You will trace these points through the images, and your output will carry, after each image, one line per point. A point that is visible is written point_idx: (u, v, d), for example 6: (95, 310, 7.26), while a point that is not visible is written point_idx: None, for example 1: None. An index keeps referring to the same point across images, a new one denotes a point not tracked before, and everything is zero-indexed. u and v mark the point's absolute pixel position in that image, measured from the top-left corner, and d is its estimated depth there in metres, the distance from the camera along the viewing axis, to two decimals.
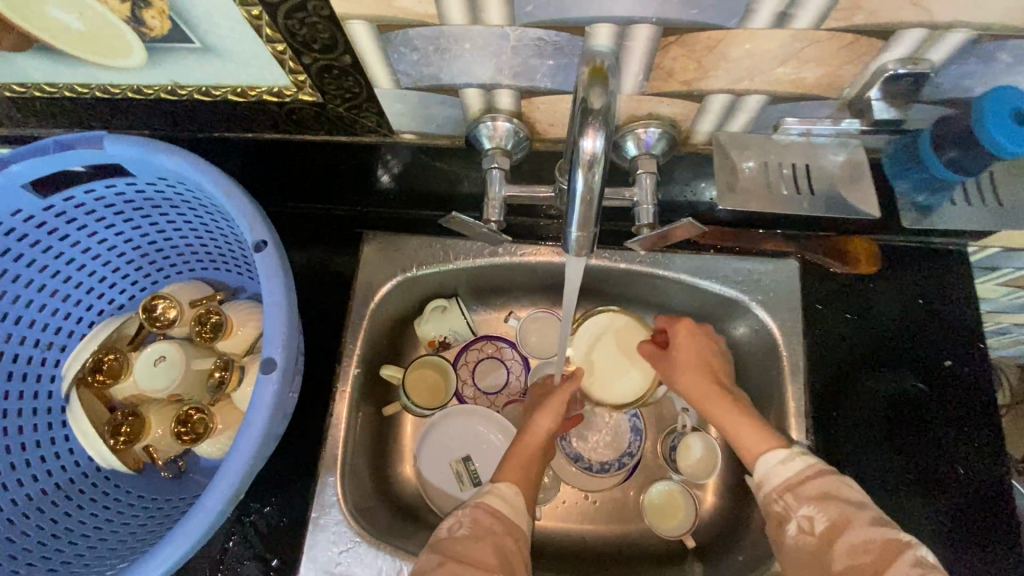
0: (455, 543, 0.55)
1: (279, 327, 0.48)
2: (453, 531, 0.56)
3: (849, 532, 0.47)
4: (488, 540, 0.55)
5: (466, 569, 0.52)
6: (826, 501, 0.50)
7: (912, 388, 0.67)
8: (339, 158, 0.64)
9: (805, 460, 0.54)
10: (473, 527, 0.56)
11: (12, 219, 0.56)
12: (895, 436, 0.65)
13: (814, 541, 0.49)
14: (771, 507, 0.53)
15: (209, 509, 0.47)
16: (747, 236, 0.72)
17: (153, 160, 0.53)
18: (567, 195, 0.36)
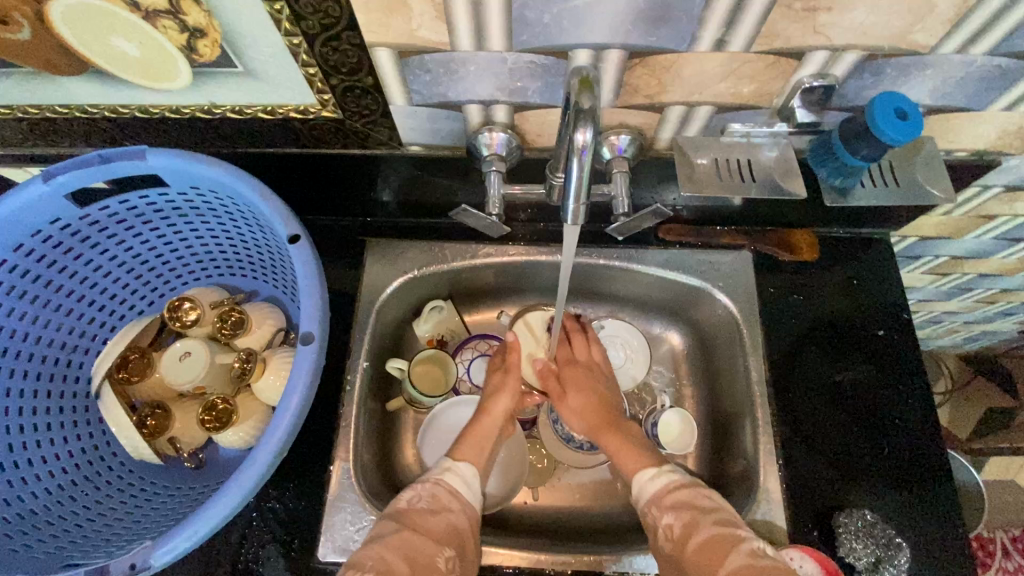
0: (415, 513, 0.60)
1: (314, 304, 0.54)
2: (413, 503, 0.61)
3: (697, 533, 0.56)
4: (443, 515, 0.61)
5: (421, 540, 0.57)
6: (685, 510, 0.59)
7: (853, 354, 0.77)
8: (350, 171, 0.72)
9: (671, 475, 0.63)
10: (431, 501, 0.62)
11: (51, 226, 0.61)
12: (841, 396, 0.75)
13: (672, 545, 0.57)
14: (646, 518, 0.61)
15: (259, 463, 0.50)
16: (708, 230, 0.83)
17: (189, 169, 0.60)
18: (566, 178, 0.45)
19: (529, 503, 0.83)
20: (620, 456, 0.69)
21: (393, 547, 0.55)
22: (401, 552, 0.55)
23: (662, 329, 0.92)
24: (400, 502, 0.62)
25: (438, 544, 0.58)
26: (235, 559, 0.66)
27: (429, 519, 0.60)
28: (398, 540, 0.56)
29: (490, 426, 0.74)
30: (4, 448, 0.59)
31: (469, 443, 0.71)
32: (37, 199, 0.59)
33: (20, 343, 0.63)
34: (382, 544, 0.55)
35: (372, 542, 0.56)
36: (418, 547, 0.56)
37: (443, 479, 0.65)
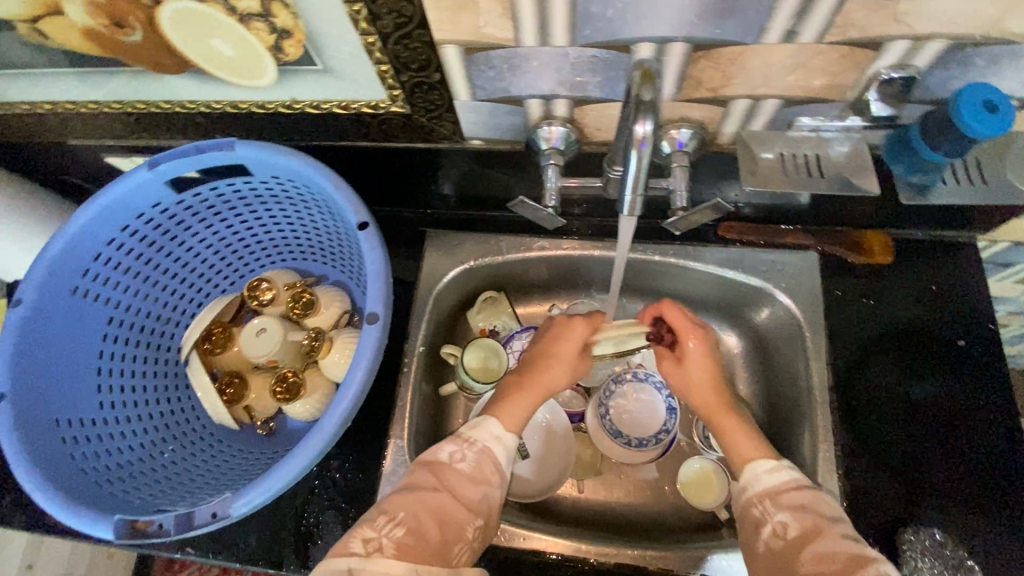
0: (456, 475, 0.59)
1: (379, 285, 0.57)
2: (455, 461, 0.60)
3: (813, 543, 0.52)
4: (483, 485, 0.60)
5: (456, 508, 0.57)
6: (805, 513, 0.55)
7: (928, 364, 0.73)
8: (414, 163, 0.75)
9: (788, 474, 0.59)
10: (474, 469, 0.60)
11: (152, 209, 0.69)
12: (912, 406, 0.71)
13: (782, 545, 0.54)
14: (749, 510, 0.58)
15: (324, 430, 0.53)
16: (774, 229, 0.80)
17: (271, 159, 0.65)
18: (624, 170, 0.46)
19: (574, 494, 0.84)
20: (736, 444, 0.66)
21: (428, 505, 0.55)
22: (432, 514, 0.55)
23: (717, 329, 0.89)
24: (441, 454, 0.61)
25: (471, 513, 0.58)
26: (297, 522, 0.71)
27: (468, 483, 0.59)
28: (431, 499, 0.56)
29: (532, 393, 0.70)
30: (109, 405, 0.67)
31: (512, 404, 0.68)
32: (142, 184, 0.66)
33: (123, 312, 0.71)
34: (421, 500, 0.56)
35: (414, 493, 0.56)
36: (451, 514, 0.56)
37: (486, 442, 0.63)
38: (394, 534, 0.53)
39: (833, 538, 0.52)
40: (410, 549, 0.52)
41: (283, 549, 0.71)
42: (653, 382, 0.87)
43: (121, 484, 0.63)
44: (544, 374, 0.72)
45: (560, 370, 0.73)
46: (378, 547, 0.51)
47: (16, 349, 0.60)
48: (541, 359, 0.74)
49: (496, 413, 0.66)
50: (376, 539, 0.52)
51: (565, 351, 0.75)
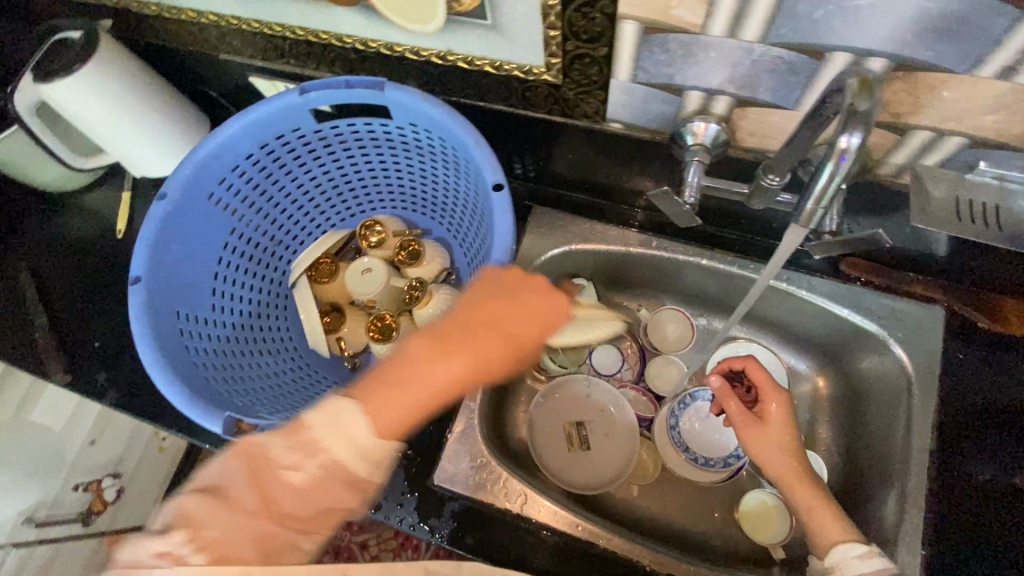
0: (282, 491, 0.49)
1: (507, 249, 0.57)
2: (283, 472, 0.49)
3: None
4: (329, 506, 0.50)
5: (280, 531, 0.49)
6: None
7: None
8: (545, 134, 0.75)
9: (878, 562, 0.59)
10: (314, 488, 0.49)
11: (291, 133, 0.71)
12: None
13: None
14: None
15: (432, 378, 0.54)
16: (900, 274, 0.76)
17: (417, 105, 0.65)
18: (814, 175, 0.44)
19: (625, 496, 0.84)
20: (818, 519, 0.64)
21: (234, 524, 0.47)
22: (251, 541, 0.47)
23: (809, 368, 0.87)
24: (269, 449, 0.50)
25: (302, 532, 0.50)
26: None
27: (298, 501, 0.49)
28: (235, 514, 0.48)
29: (411, 381, 0.53)
30: (219, 309, 0.71)
31: (427, 378, 0.54)
32: (290, 107, 0.68)
33: (244, 226, 0.74)
34: (231, 514, 0.48)
35: (218, 505, 0.48)
36: (277, 536, 0.49)
37: (333, 452, 0.49)
38: (194, 557, 0.46)
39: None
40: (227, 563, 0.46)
41: None
42: None
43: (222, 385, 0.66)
44: (471, 346, 0.55)
45: (494, 345, 0.56)
46: (174, 560, 0.46)
47: (154, 240, 0.64)
48: (474, 329, 0.56)
49: (365, 410, 0.51)
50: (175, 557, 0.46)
51: (513, 326, 0.57)
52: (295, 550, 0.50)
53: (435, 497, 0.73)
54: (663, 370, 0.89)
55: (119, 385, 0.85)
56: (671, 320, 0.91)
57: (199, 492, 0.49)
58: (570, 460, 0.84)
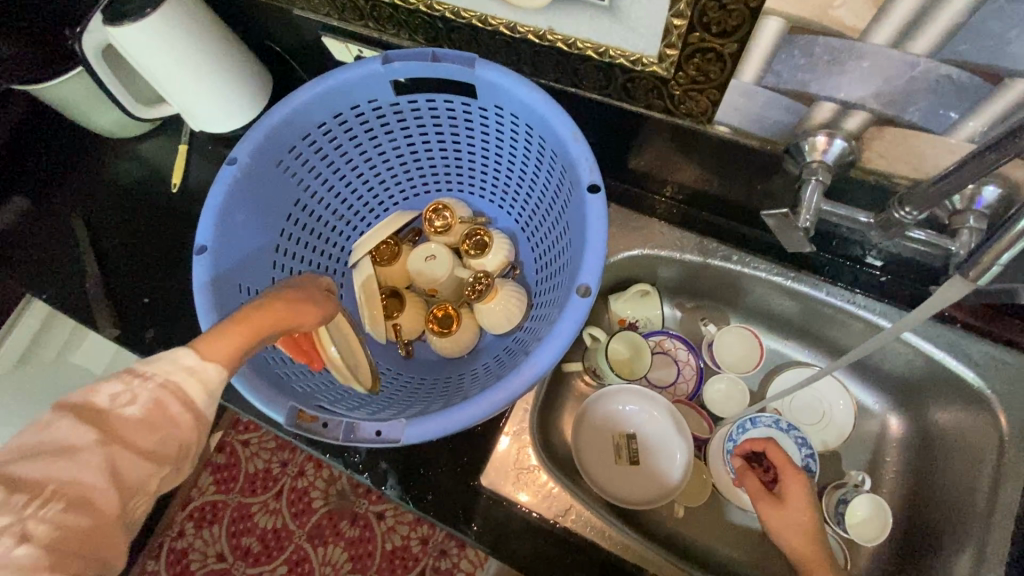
0: (120, 422, 0.37)
1: (599, 259, 0.53)
2: (121, 406, 0.38)
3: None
4: (174, 425, 0.39)
5: (131, 462, 0.37)
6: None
7: None
8: (635, 131, 0.69)
9: None
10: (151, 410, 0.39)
11: (367, 104, 0.67)
12: None
13: None
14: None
15: (510, 389, 0.50)
16: (1009, 322, 0.69)
17: (509, 87, 0.60)
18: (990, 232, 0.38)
19: (669, 515, 0.80)
20: None
21: (88, 472, 0.35)
22: (100, 474, 0.36)
23: (880, 406, 0.82)
24: (97, 395, 0.38)
25: (155, 466, 0.38)
26: (410, 449, 0.72)
27: (147, 433, 0.38)
28: (79, 466, 0.35)
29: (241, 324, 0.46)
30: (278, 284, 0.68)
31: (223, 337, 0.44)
32: (370, 77, 0.64)
33: (309, 198, 0.71)
34: (77, 460, 0.35)
35: (50, 459, 0.35)
36: (128, 470, 0.37)
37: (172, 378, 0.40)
38: (48, 515, 0.34)
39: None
40: (69, 539, 0.34)
41: (390, 469, 0.72)
42: (796, 438, 0.80)
43: None
44: (296, 302, 0.52)
45: (309, 299, 0.53)
46: (15, 540, 0.33)
47: (222, 207, 0.61)
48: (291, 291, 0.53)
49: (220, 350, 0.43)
50: (14, 529, 0.33)
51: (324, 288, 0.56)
52: (144, 499, 0.39)
53: (479, 498, 0.70)
54: (720, 390, 0.85)
55: (165, 344, 0.83)
56: (735, 337, 0.85)
57: (32, 454, 0.35)
58: (617, 474, 0.81)
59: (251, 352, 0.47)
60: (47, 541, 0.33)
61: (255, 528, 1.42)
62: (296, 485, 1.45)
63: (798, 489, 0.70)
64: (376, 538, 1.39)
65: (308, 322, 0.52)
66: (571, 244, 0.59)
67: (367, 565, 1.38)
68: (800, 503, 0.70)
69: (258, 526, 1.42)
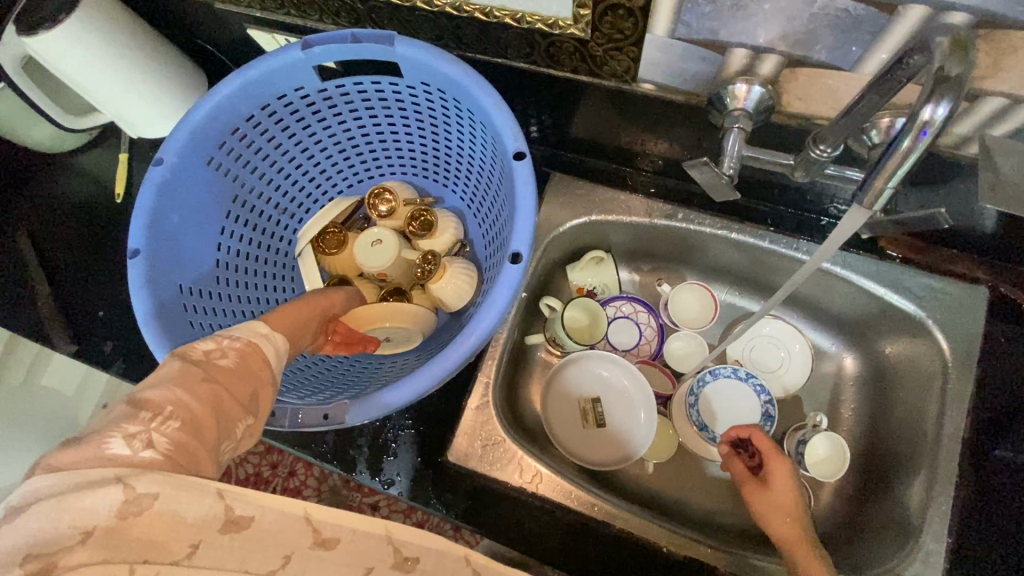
0: (220, 367, 0.41)
1: (528, 226, 0.53)
2: (215, 356, 0.41)
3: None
4: (259, 377, 0.43)
5: (230, 403, 0.40)
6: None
7: None
8: (566, 95, 0.69)
9: None
10: (243, 360, 0.43)
11: (294, 93, 0.67)
12: None
13: None
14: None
15: (449, 362, 0.51)
16: (941, 254, 0.73)
17: (429, 62, 0.60)
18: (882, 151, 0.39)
19: (640, 472, 0.83)
20: None
21: (196, 400, 0.38)
22: (206, 404, 0.38)
23: (834, 346, 0.84)
24: (195, 344, 0.42)
25: (245, 412, 0.41)
26: (377, 433, 0.73)
27: (240, 378, 0.41)
28: (188, 394, 0.38)
29: (299, 308, 0.53)
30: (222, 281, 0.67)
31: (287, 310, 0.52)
32: (291, 64, 0.63)
33: (246, 193, 0.70)
34: (186, 386, 0.38)
35: (166, 386, 0.37)
36: (225, 407, 0.39)
37: (252, 340, 0.45)
38: (167, 430, 0.36)
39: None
40: (180, 458, 0.36)
41: (360, 454, 0.73)
42: (753, 385, 0.82)
43: None
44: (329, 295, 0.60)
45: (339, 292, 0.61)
46: (143, 446, 0.35)
47: (152, 211, 0.60)
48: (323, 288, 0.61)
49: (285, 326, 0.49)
50: (141, 437, 0.35)
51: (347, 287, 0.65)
52: (232, 443, 0.40)
53: (448, 472, 0.72)
54: (681, 347, 0.87)
55: (127, 355, 0.83)
56: (690, 294, 0.87)
57: (155, 383, 0.38)
58: (584, 437, 0.83)
59: (303, 332, 0.52)
60: (165, 450, 0.35)
61: None
62: (288, 485, 1.45)
63: (782, 476, 0.69)
64: None
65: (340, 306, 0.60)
66: (506, 214, 0.60)
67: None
68: (785, 489, 0.69)
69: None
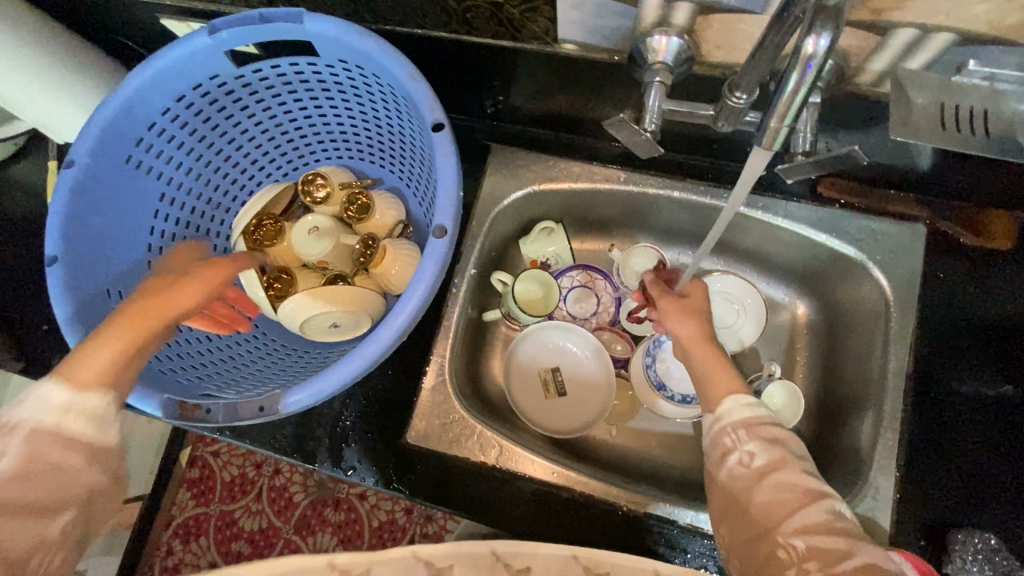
0: (51, 438, 0.45)
1: (451, 198, 0.52)
2: (45, 422, 0.45)
3: (779, 474, 0.49)
4: (94, 442, 0.47)
5: (60, 474, 0.45)
6: (774, 445, 0.51)
7: (1009, 389, 0.67)
8: (491, 62, 0.67)
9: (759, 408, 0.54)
10: (75, 424, 0.46)
11: (209, 81, 0.64)
12: (997, 421, 0.67)
13: (746, 474, 0.50)
14: (720, 438, 0.53)
15: (378, 343, 0.50)
16: (881, 195, 0.73)
17: (341, 37, 0.58)
18: (775, 90, 0.40)
19: (605, 437, 0.84)
20: (713, 376, 0.57)
21: (21, 488, 0.43)
22: (28, 481, 0.43)
23: (787, 296, 0.84)
24: (27, 415, 0.45)
25: (82, 482, 0.46)
26: (335, 422, 0.73)
27: (73, 448, 0.46)
28: (6, 481, 0.43)
29: (122, 330, 0.49)
30: None
31: (155, 344, 0.52)
32: (201, 51, 0.61)
33: (174, 190, 0.68)
34: (15, 477, 0.43)
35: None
36: (54, 480, 0.45)
37: (68, 403, 0.46)
38: None
39: (797, 473, 0.49)
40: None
41: (320, 445, 0.73)
42: None
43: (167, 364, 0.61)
44: (178, 292, 0.52)
45: (192, 286, 0.53)
46: None
47: (69, 215, 0.58)
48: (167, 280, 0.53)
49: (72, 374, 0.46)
50: None
51: (205, 272, 0.54)
52: (75, 505, 0.46)
53: (409, 454, 0.72)
54: (637, 311, 0.87)
55: None
56: (644, 257, 0.86)
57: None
58: (548, 408, 0.83)
59: (134, 361, 0.50)
60: None
61: (242, 532, 1.39)
62: (275, 483, 1.41)
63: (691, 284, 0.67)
64: (362, 517, 1.38)
65: (189, 304, 0.52)
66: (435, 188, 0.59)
67: (359, 544, 1.37)
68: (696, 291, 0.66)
69: (245, 530, 1.39)
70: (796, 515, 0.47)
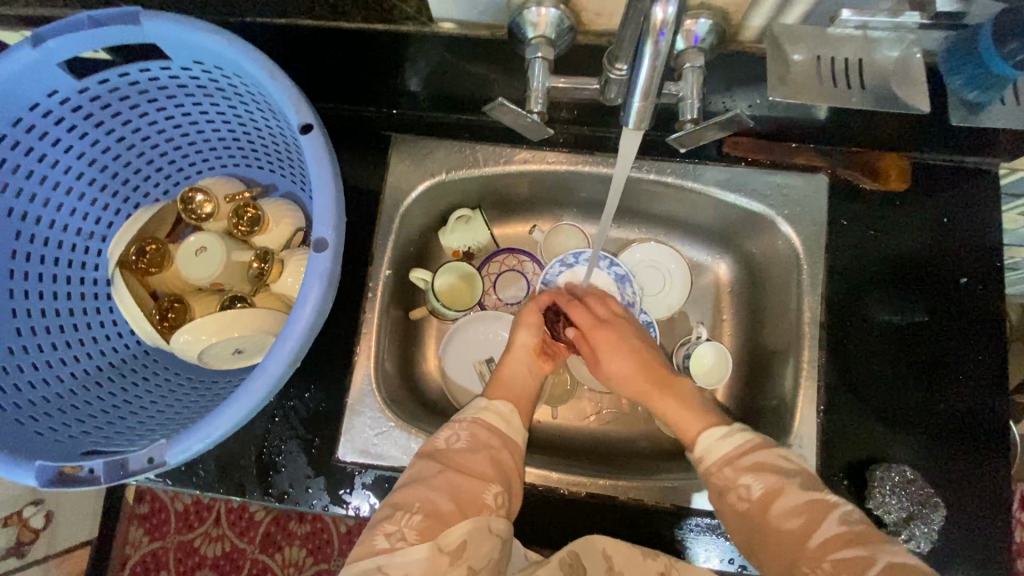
0: None
1: (328, 208, 0.50)
2: None
3: (783, 498, 0.51)
4: None
5: None
6: (770, 473, 0.53)
7: (915, 324, 0.70)
8: (367, 49, 0.61)
9: (743, 436, 0.57)
10: None
11: (48, 99, 0.56)
12: (907, 358, 0.69)
13: (749, 506, 0.52)
14: (714, 480, 0.56)
15: (269, 373, 0.48)
16: (783, 149, 0.73)
17: (192, 39, 0.52)
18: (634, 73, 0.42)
19: (547, 421, 0.82)
20: (677, 418, 0.63)
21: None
22: None
23: (709, 256, 0.84)
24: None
25: None
26: (259, 450, 0.68)
27: None
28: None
29: None
30: (27, 331, 0.59)
31: None
32: (29, 67, 0.53)
33: (33, 227, 0.60)
34: None
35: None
36: None
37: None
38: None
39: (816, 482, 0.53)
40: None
41: (245, 476, 0.68)
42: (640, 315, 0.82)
43: (49, 420, 0.56)
44: None
45: None
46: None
47: None
48: None
49: None
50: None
51: None
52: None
53: (342, 469, 0.69)
54: None
55: None
56: (564, 236, 0.86)
57: None
58: None
59: None
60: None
61: None
62: None
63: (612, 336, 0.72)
64: None
65: None
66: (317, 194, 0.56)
67: (330, 554, 1.18)
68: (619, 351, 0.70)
69: (208, 556, 1.18)
70: (814, 534, 0.48)
